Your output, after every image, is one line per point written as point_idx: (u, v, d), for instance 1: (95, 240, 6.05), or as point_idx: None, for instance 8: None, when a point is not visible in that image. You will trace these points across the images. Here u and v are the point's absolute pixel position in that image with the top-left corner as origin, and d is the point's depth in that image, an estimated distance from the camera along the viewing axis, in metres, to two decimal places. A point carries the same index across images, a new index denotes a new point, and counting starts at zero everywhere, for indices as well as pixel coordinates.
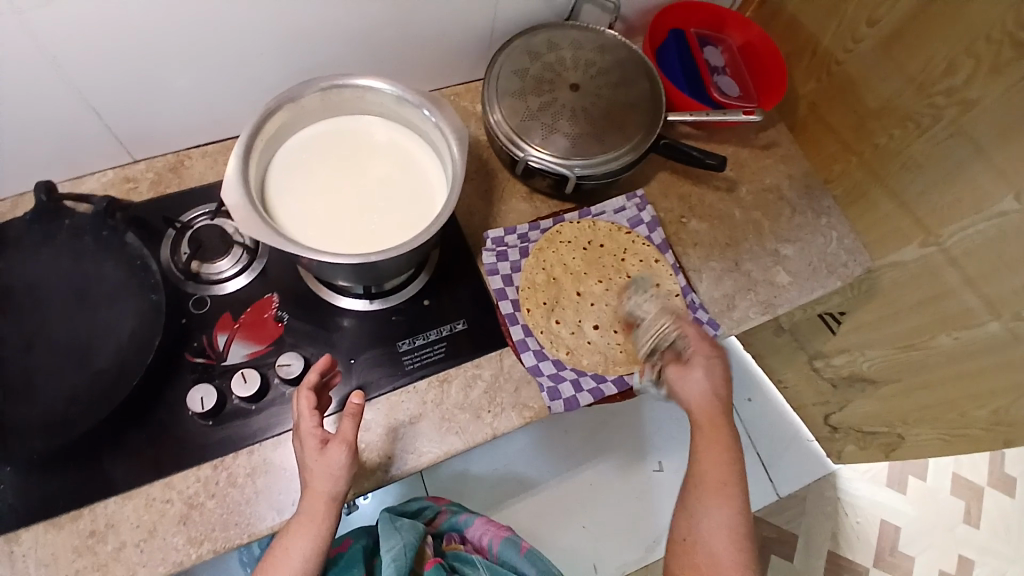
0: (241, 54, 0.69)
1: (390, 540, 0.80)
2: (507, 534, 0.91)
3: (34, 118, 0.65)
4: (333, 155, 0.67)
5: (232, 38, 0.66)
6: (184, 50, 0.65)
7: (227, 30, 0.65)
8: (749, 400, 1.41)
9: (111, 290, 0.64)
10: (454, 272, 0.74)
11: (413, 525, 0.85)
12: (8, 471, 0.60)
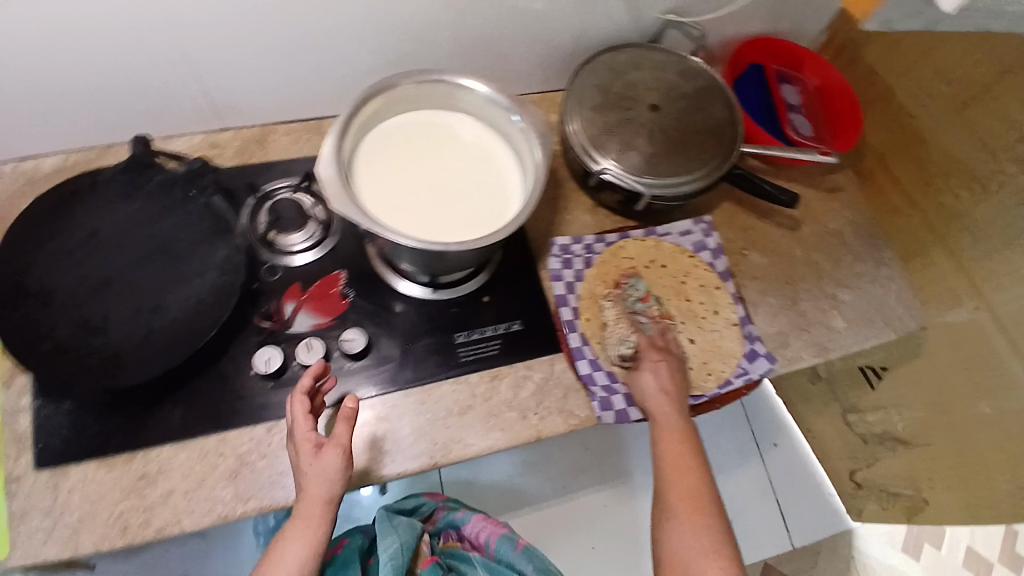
0: (339, 40, 0.71)
1: (387, 539, 0.82)
2: (503, 531, 0.94)
3: (138, 81, 0.68)
4: (414, 146, 0.68)
5: (334, 26, 0.68)
6: (287, 32, 0.68)
7: (331, 20, 0.67)
8: (773, 444, 1.39)
9: (191, 247, 0.65)
10: (515, 273, 0.75)
11: (410, 524, 0.86)
12: (70, 407, 0.63)
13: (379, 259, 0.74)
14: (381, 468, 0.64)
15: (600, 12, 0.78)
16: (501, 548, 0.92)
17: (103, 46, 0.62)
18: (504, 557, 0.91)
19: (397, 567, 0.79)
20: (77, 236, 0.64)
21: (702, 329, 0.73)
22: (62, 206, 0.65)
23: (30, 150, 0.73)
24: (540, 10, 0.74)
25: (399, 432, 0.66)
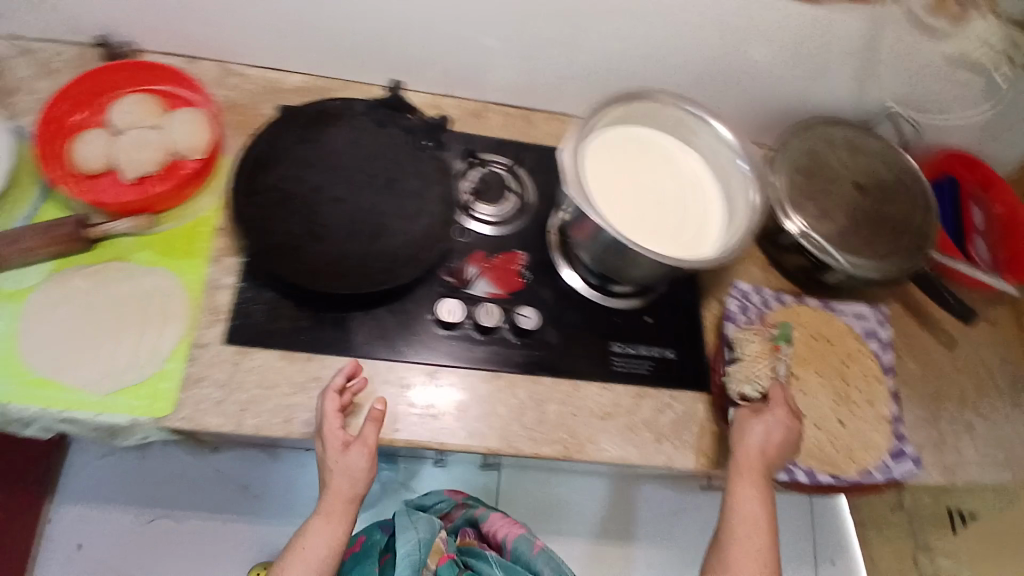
0: (593, 34, 0.73)
1: (403, 534, 0.73)
2: (521, 533, 0.81)
3: (402, 26, 0.72)
4: (638, 153, 0.69)
5: (591, 26, 0.72)
6: (547, 18, 0.71)
7: (591, 21, 0.71)
8: (831, 562, 1.19)
9: (413, 192, 0.69)
10: (681, 304, 0.75)
11: (427, 521, 0.77)
12: (271, 296, 0.69)
13: (559, 251, 0.76)
14: (519, 440, 0.67)
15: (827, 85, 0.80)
16: (517, 550, 0.79)
17: None
18: (521, 560, 0.79)
19: (413, 564, 0.70)
20: (321, 153, 0.70)
21: (854, 416, 0.71)
22: (315, 122, 0.71)
23: (282, 65, 0.79)
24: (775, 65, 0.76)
25: (521, 417, 0.68)
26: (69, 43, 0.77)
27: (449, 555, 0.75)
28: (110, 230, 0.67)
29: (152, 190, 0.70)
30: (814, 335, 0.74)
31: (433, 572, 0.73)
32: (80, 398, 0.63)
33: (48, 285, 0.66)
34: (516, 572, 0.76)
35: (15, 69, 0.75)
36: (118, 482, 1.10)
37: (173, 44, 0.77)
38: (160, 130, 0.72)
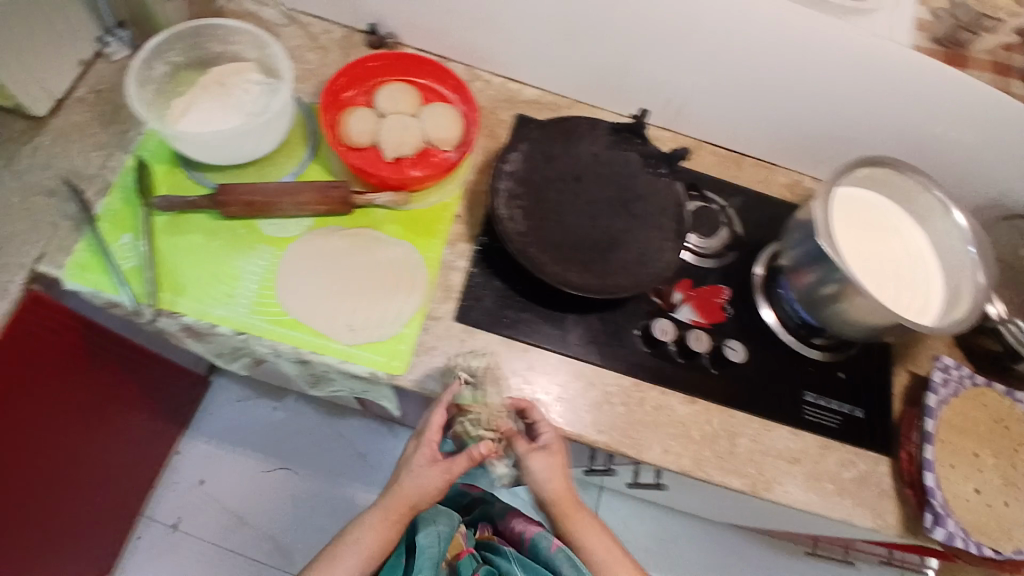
0: (831, 104, 0.78)
1: (426, 529, 0.76)
2: (538, 530, 0.80)
3: (653, 60, 0.78)
4: (869, 217, 0.74)
5: (832, 91, 0.76)
6: (795, 77, 0.75)
7: (834, 84, 0.75)
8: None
9: (649, 212, 0.74)
10: (869, 366, 0.81)
11: (448, 516, 0.80)
12: (500, 286, 0.75)
13: (762, 290, 0.80)
14: (711, 466, 0.71)
15: None
16: (535, 546, 0.79)
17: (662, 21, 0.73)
18: (540, 557, 0.78)
19: (433, 559, 0.73)
20: (571, 164, 0.76)
21: None
22: (566, 135, 0.77)
23: (521, 77, 0.85)
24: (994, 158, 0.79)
25: (715, 444, 0.72)
26: (336, 23, 0.84)
27: (468, 551, 0.80)
28: (371, 201, 0.73)
29: (406, 171, 0.77)
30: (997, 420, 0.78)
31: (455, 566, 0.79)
32: (329, 345, 0.69)
33: (308, 236, 0.72)
34: (533, 570, 0.77)
35: (287, 37, 0.82)
36: (250, 428, 1.19)
37: (431, 41, 0.84)
38: (418, 119, 0.79)
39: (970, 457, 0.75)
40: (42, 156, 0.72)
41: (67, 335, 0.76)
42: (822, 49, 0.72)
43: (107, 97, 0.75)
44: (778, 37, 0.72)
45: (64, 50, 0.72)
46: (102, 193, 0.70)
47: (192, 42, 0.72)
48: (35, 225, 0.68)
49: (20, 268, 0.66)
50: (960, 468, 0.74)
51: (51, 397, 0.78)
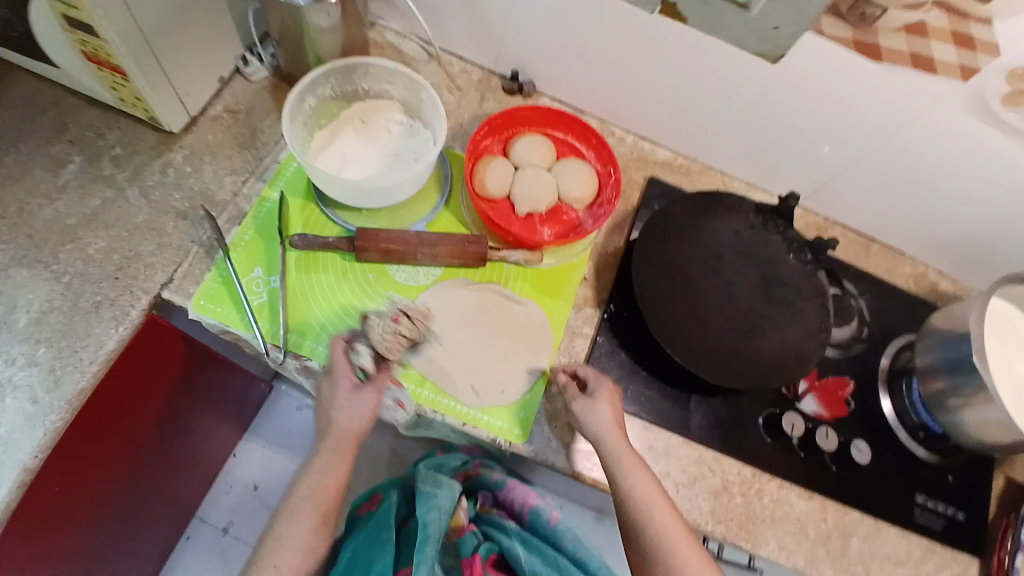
0: (973, 208, 0.75)
1: (428, 502, 0.72)
2: (538, 502, 0.79)
3: (801, 141, 0.76)
4: (1009, 331, 0.72)
5: (980, 198, 0.74)
6: (946, 178, 0.73)
7: (981, 192, 0.73)
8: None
9: (788, 301, 0.72)
10: (978, 468, 0.77)
11: (450, 487, 0.76)
12: (626, 358, 0.73)
13: (883, 384, 0.80)
14: (822, 564, 0.70)
15: None
16: (533, 519, 0.78)
17: (817, 111, 0.71)
18: (539, 532, 0.77)
19: (435, 536, 0.68)
20: (710, 240, 0.74)
21: None
22: (707, 210, 0.75)
23: (654, 138, 0.85)
24: None
25: (825, 543, 0.71)
26: (476, 64, 0.83)
27: (468, 527, 0.76)
28: (504, 257, 0.72)
29: (538, 228, 0.75)
30: None
31: (456, 546, 0.74)
32: (451, 404, 0.66)
33: (439, 287, 0.70)
34: (534, 546, 0.73)
35: (426, 74, 0.82)
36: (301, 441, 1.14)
37: (569, 93, 0.83)
38: (553, 173, 0.77)
39: None
40: (172, 174, 0.69)
41: (172, 348, 0.72)
42: (976, 156, 0.69)
43: (243, 119, 0.74)
44: (941, 140, 0.68)
45: (209, 66, 0.71)
46: (235, 221, 0.68)
47: (344, 76, 0.72)
48: (164, 248, 0.65)
49: (145, 292, 0.63)
50: None
51: (140, 408, 0.74)
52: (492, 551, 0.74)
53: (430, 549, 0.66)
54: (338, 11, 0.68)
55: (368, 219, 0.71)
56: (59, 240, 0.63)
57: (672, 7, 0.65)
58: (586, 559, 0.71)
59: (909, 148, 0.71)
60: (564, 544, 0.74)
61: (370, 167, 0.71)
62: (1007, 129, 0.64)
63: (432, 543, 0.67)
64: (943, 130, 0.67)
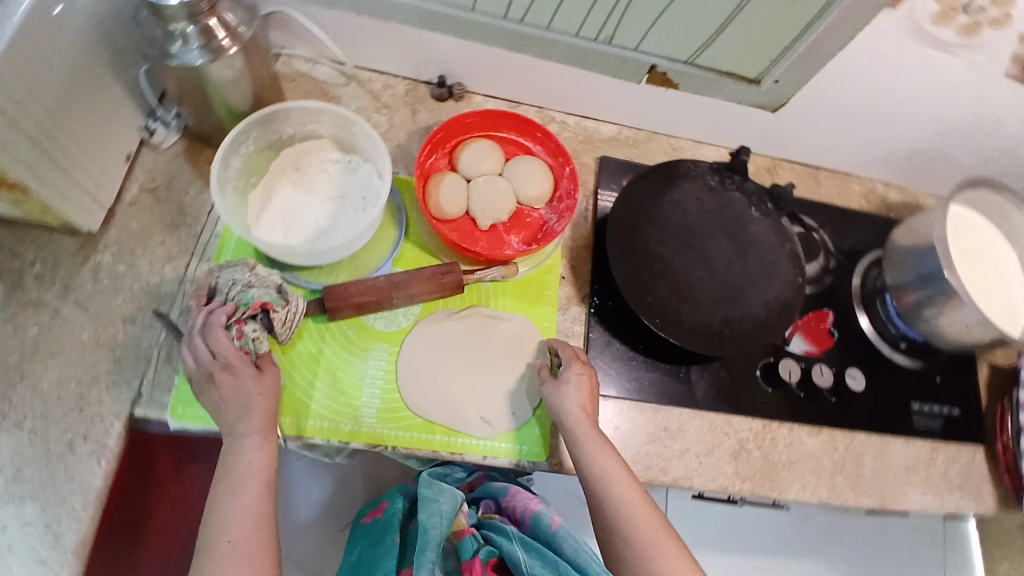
0: (916, 119, 0.76)
1: (427, 507, 0.65)
2: (540, 507, 0.66)
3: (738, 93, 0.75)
4: (968, 236, 0.74)
5: (918, 111, 0.75)
6: (884, 97, 0.73)
7: (919, 103, 0.74)
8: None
9: (763, 255, 0.73)
10: (963, 363, 0.81)
11: (453, 493, 0.67)
12: (621, 347, 0.73)
13: (860, 304, 0.82)
14: (844, 491, 0.74)
15: None
16: (535, 525, 0.65)
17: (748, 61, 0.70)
18: (541, 538, 0.64)
19: (437, 540, 0.61)
20: (676, 213, 0.73)
21: None
22: (667, 181, 0.74)
23: (596, 115, 0.82)
24: None
25: (841, 471, 0.74)
26: (397, 76, 0.78)
27: (468, 529, 0.65)
28: (479, 279, 0.69)
29: (505, 238, 0.73)
30: None
31: (455, 548, 0.64)
32: (463, 441, 0.65)
33: (421, 326, 0.68)
34: (537, 550, 0.61)
35: (348, 99, 0.77)
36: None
37: (502, 87, 0.79)
38: (506, 177, 0.73)
39: None
40: (106, 278, 0.63)
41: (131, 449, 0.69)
42: (909, 73, 0.69)
43: (165, 196, 0.68)
44: (872, 65, 0.68)
45: (113, 151, 0.64)
46: (190, 312, 0.64)
47: (265, 127, 0.66)
48: (121, 363, 0.61)
49: (116, 417, 0.60)
50: None
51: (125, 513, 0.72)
52: (494, 555, 0.62)
53: (431, 552, 0.60)
54: (241, 61, 0.61)
55: (331, 275, 0.68)
56: (7, 384, 0.58)
57: (661, 76, 0.73)
58: (586, 565, 0.59)
59: (853, 81, 0.71)
60: (564, 550, 0.61)
61: (319, 218, 0.67)
62: (943, 45, 0.65)
63: (431, 547, 0.60)
64: (878, 55, 0.67)
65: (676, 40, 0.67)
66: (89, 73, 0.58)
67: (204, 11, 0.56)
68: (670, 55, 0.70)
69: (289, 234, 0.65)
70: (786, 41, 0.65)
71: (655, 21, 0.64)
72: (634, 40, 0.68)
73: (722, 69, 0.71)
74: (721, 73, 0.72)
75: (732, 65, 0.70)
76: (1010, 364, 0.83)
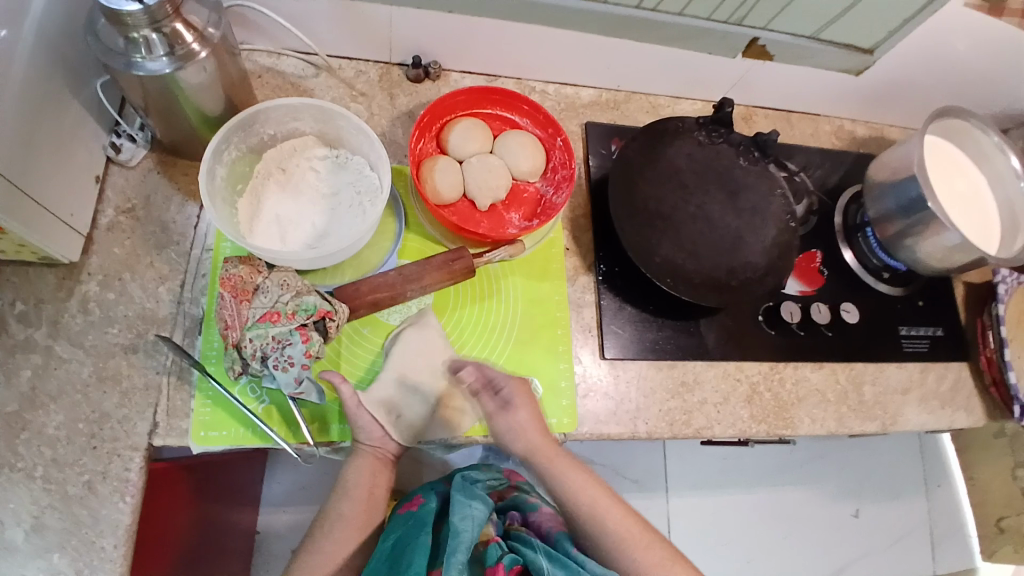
0: (880, 51, 0.79)
1: (460, 510, 0.60)
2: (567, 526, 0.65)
3: (713, 44, 0.76)
4: (941, 159, 0.81)
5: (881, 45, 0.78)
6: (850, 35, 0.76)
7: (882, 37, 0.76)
8: (939, 483, 1.29)
9: (755, 203, 0.75)
10: (937, 286, 0.88)
11: (485, 500, 0.63)
12: (631, 312, 0.74)
13: (845, 241, 0.86)
14: (851, 420, 0.78)
15: None
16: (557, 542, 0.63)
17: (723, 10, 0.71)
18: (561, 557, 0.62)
19: (470, 544, 0.57)
20: (670, 172, 0.74)
21: None
22: (658, 140, 0.75)
23: (575, 81, 0.82)
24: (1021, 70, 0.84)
25: (845, 400, 0.78)
26: (368, 61, 0.75)
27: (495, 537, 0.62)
28: (488, 260, 0.68)
29: (506, 217, 0.72)
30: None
31: (481, 555, 0.60)
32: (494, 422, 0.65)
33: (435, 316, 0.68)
34: (562, 563, 0.59)
35: (321, 90, 0.73)
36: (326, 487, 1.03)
37: (477, 62, 0.77)
38: (497, 154, 0.72)
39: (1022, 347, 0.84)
40: (97, 309, 0.60)
41: (161, 481, 0.67)
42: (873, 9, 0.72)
43: (144, 215, 0.63)
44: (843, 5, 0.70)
45: (81, 173, 0.60)
46: (193, 332, 0.61)
47: (245, 130, 0.63)
48: (130, 395, 0.58)
49: (135, 450, 0.57)
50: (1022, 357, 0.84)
51: (154, 546, 0.70)
52: (518, 563, 0.59)
53: (462, 555, 0.56)
54: (214, 63, 0.57)
55: (334, 276, 0.66)
56: (10, 434, 0.55)
57: (759, 50, 0.78)
58: None
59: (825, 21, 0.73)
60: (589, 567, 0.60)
61: (315, 219, 0.64)
62: None
63: (462, 549, 0.56)
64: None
65: (803, 19, 0.73)
66: (46, 92, 0.53)
67: (168, 15, 0.51)
68: (793, 31, 0.75)
69: (286, 239, 0.62)
70: (898, 21, 0.74)
71: (786, 10, 0.71)
72: (765, 20, 0.73)
73: (841, 42, 0.78)
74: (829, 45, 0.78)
75: (851, 38, 0.77)
76: (983, 282, 0.91)
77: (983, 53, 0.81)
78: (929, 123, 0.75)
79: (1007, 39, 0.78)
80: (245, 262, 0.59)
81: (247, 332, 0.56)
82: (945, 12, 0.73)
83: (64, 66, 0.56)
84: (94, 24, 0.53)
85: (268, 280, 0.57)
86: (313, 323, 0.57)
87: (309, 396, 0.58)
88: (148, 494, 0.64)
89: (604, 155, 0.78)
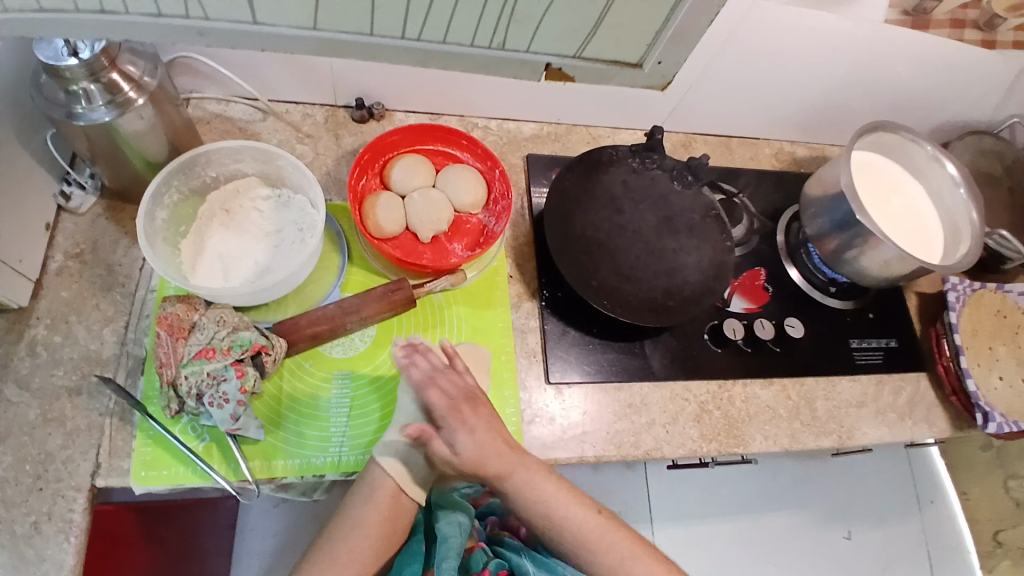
0: (801, 71, 0.82)
1: (447, 517, 0.64)
2: None
3: None
4: (876, 174, 0.83)
5: (799, 66, 0.81)
6: (762, 59, 0.79)
7: (794, 59, 0.79)
8: (930, 500, 1.27)
9: (690, 224, 0.77)
10: (887, 300, 0.89)
11: (466, 505, 0.67)
12: (575, 333, 0.75)
13: (787, 256, 0.88)
14: (804, 435, 0.78)
15: (982, 101, 0.92)
16: (539, 544, 0.69)
17: None
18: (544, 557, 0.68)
19: (459, 549, 0.61)
20: (606, 198, 0.76)
21: None
22: (592, 169, 0.77)
23: (516, 116, 0.85)
24: (949, 83, 0.87)
25: (799, 415, 0.79)
26: (315, 105, 0.79)
27: (479, 543, 0.67)
28: (430, 290, 0.70)
29: (448, 247, 0.74)
30: (1000, 314, 0.85)
31: (466, 562, 0.65)
32: None
33: (377, 347, 0.69)
34: (546, 565, 0.65)
35: (269, 134, 0.76)
36: (297, 528, 1.02)
37: (419, 103, 0.81)
38: (439, 187, 0.74)
39: (985, 351, 0.83)
40: (43, 352, 0.61)
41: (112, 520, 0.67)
42: (779, 35, 0.75)
43: (92, 259, 0.66)
44: (743, 34, 0.74)
45: (30, 220, 0.62)
46: (136, 372, 0.62)
47: (186, 173, 0.66)
48: (73, 435, 0.59)
49: (77, 491, 0.58)
50: (985, 360, 0.82)
51: None
52: (503, 567, 0.65)
53: (452, 560, 0.60)
54: (151, 110, 0.60)
55: (278, 311, 0.67)
56: None
57: (557, 72, 0.62)
58: None
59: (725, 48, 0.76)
60: (574, 567, 0.66)
61: (257, 256, 0.66)
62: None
63: (452, 556, 0.61)
64: (746, 18, 0.72)
65: (564, 33, 0.56)
66: None
67: (104, 67, 0.54)
68: (557, 52, 0.59)
69: (228, 276, 0.64)
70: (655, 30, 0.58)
71: (538, 27, 0.55)
72: (522, 41, 0.56)
73: (609, 57, 0.61)
74: (609, 64, 0.62)
75: (616, 53, 0.61)
76: (936, 291, 0.92)
77: (905, 71, 0.84)
78: (855, 139, 0.78)
79: (924, 56, 0.82)
80: (183, 301, 0.61)
81: (183, 369, 0.58)
82: (855, 31, 0.76)
83: (11, 121, 0.59)
84: (37, 80, 0.56)
85: (203, 317, 0.60)
86: (248, 358, 0.59)
87: (246, 430, 0.59)
88: (95, 536, 0.64)
89: (545, 185, 0.81)
